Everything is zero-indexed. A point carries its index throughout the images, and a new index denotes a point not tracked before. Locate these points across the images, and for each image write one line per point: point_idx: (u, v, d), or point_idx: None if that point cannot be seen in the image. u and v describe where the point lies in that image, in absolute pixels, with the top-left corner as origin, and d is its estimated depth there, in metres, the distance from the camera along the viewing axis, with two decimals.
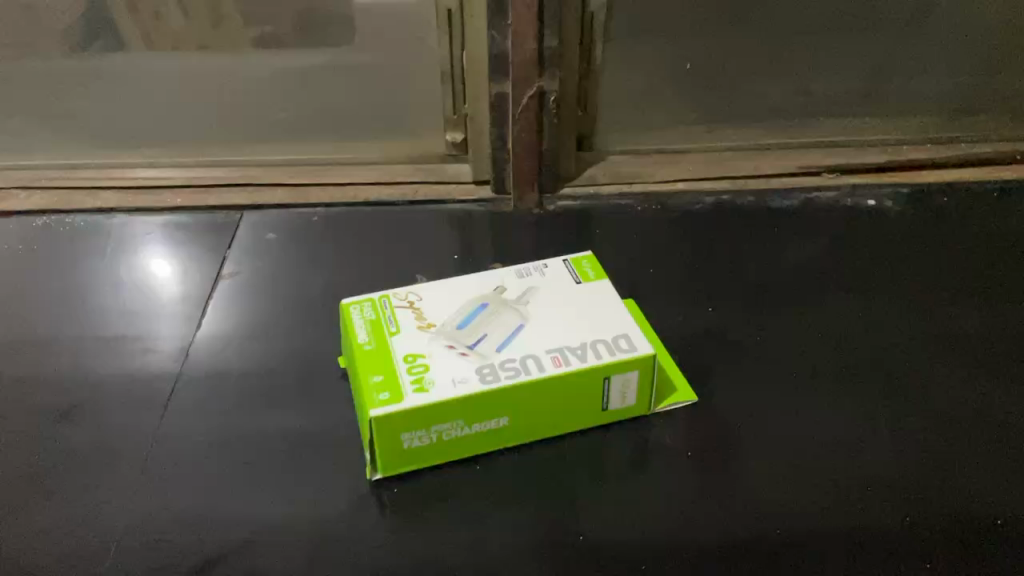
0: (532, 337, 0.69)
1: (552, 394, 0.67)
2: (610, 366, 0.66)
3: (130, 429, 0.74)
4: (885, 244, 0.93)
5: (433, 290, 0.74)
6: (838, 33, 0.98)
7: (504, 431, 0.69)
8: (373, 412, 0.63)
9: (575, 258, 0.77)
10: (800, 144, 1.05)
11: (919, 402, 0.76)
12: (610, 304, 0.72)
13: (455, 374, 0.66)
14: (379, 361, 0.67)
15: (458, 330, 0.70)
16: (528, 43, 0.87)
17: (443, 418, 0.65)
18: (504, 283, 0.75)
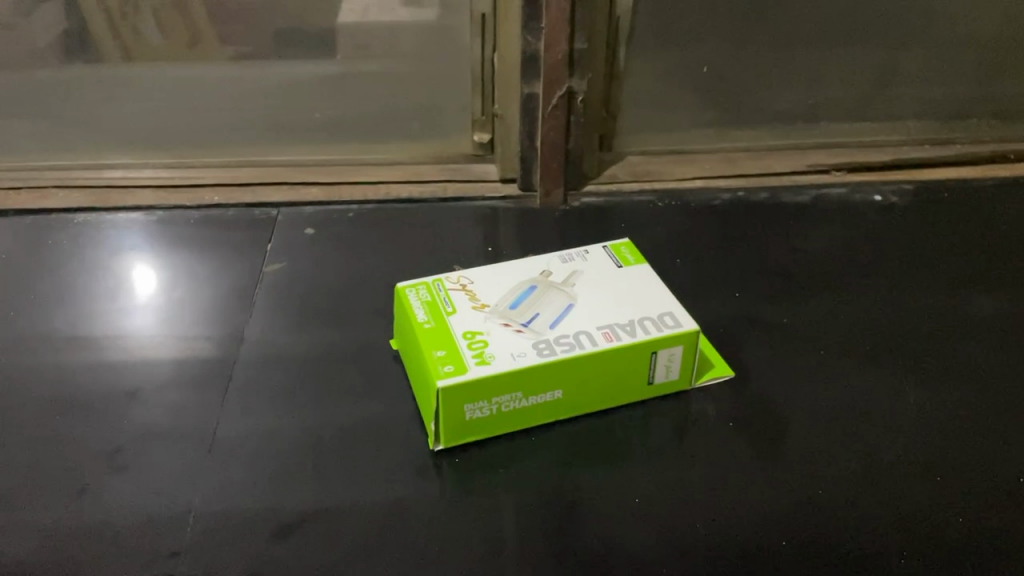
0: (583, 315, 0.73)
1: (604, 368, 0.71)
2: (659, 340, 0.71)
3: (196, 409, 0.77)
4: (894, 235, 0.99)
5: (483, 274, 0.78)
6: (844, 41, 1.04)
7: (557, 403, 0.73)
8: (441, 383, 0.66)
9: (614, 245, 0.83)
10: (807, 145, 1.11)
11: (938, 376, 0.82)
12: (652, 286, 0.77)
13: (513, 348, 0.70)
14: (440, 337, 0.70)
15: (511, 309, 0.74)
16: (560, 45, 0.93)
17: (504, 390, 0.69)
18: (549, 267, 0.79)
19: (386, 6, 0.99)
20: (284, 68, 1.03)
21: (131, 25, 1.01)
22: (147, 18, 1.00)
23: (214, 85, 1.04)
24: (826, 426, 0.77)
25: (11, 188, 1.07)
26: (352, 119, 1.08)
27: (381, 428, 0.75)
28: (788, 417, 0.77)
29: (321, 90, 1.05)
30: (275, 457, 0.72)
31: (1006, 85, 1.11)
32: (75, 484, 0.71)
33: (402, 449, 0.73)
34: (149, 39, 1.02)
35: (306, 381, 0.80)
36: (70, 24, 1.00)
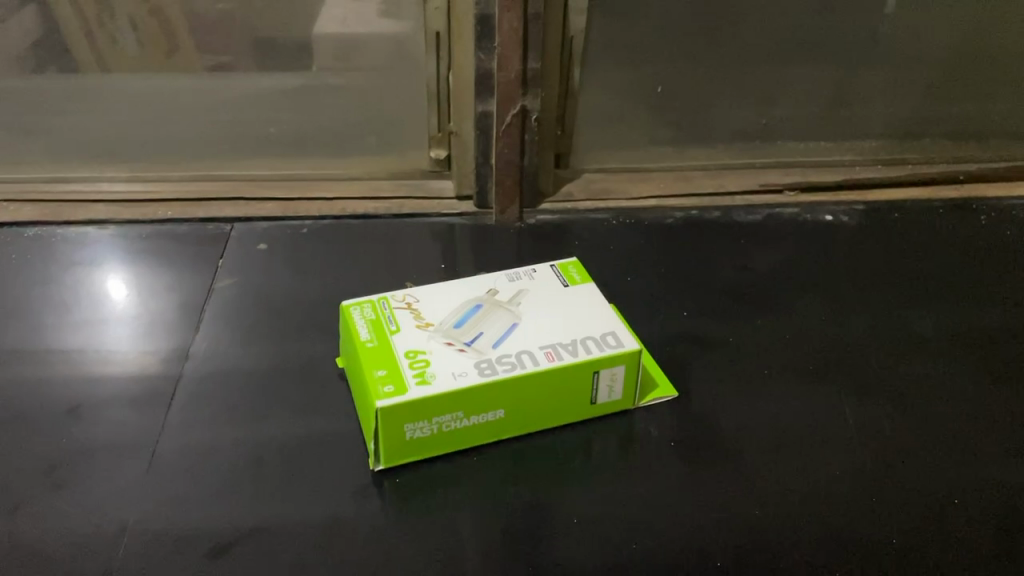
0: (526, 335, 0.73)
1: (546, 387, 0.71)
2: (600, 360, 0.71)
3: (136, 427, 0.77)
4: (844, 253, 1.00)
5: (429, 293, 0.78)
6: (797, 62, 1.06)
7: (500, 422, 0.73)
8: (379, 403, 0.66)
9: (562, 263, 0.83)
10: (762, 164, 1.13)
11: (881, 396, 0.82)
12: (596, 305, 0.77)
13: (454, 368, 0.70)
14: (382, 357, 0.70)
15: (455, 328, 0.74)
16: (513, 63, 0.94)
17: (444, 410, 0.69)
18: (496, 286, 0.79)
19: (341, 23, 0.99)
20: (240, 82, 1.03)
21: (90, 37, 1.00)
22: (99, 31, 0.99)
23: (169, 100, 1.04)
24: (768, 444, 0.77)
25: None
26: (309, 135, 1.08)
27: (323, 446, 0.75)
28: (731, 436, 0.78)
29: (278, 105, 1.05)
30: (215, 476, 0.72)
31: (956, 106, 1.13)
32: (10, 503, 0.70)
33: (343, 468, 0.73)
34: (105, 52, 1.01)
35: (251, 398, 0.80)
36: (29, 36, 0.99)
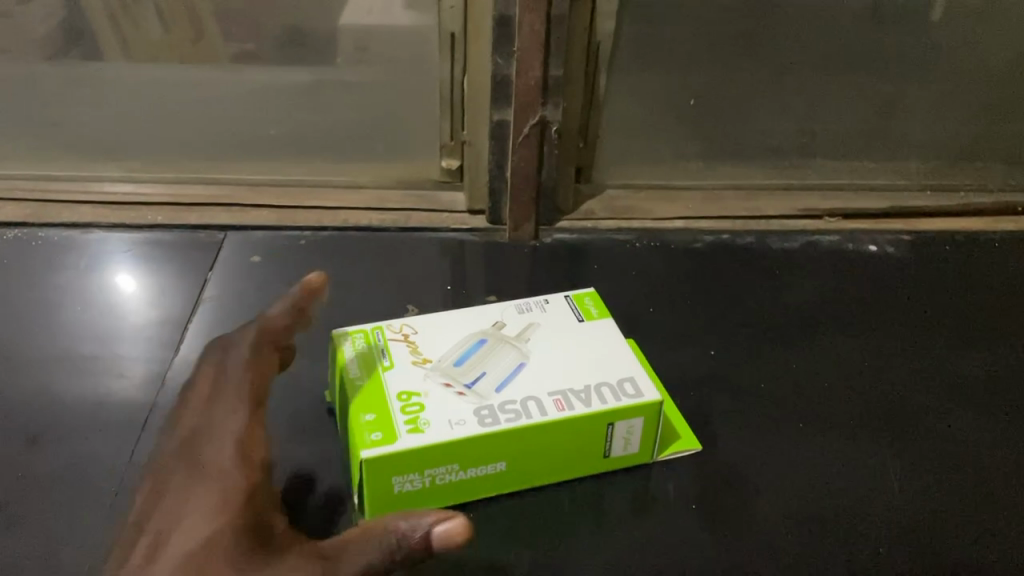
0: (534, 379, 0.66)
1: (553, 438, 0.64)
2: (615, 412, 0.64)
3: (100, 460, 0.70)
4: (890, 289, 0.91)
5: (429, 325, 0.71)
6: (843, 75, 0.97)
7: (501, 475, 0.65)
8: (364, 453, 0.59)
9: (577, 294, 0.76)
10: (799, 186, 1.04)
11: (931, 454, 0.74)
12: (614, 346, 0.69)
13: (451, 415, 0.62)
14: (372, 398, 0.63)
15: (454, 367, 0.67)
16: (533, 71, 0.86)
17: (438, 462, 0.61)
18: (503, 319, 0.72)
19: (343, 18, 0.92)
20: (237, 80, 0.96)
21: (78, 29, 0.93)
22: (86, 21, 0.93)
23: (161, 96, 0.97)
24: (801, 507, 0.69)
25: None
26: (312, 138, 1.01)
27: (304, 494, 0.68)
28: (760, 495, 0.70)
29: (279, 104, 0.98)
30: None
31: (1016, 129, 1.04)
32: None
33: (325, 521, 0.66)
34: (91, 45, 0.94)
35: None
36: (11, 23, 0.93)
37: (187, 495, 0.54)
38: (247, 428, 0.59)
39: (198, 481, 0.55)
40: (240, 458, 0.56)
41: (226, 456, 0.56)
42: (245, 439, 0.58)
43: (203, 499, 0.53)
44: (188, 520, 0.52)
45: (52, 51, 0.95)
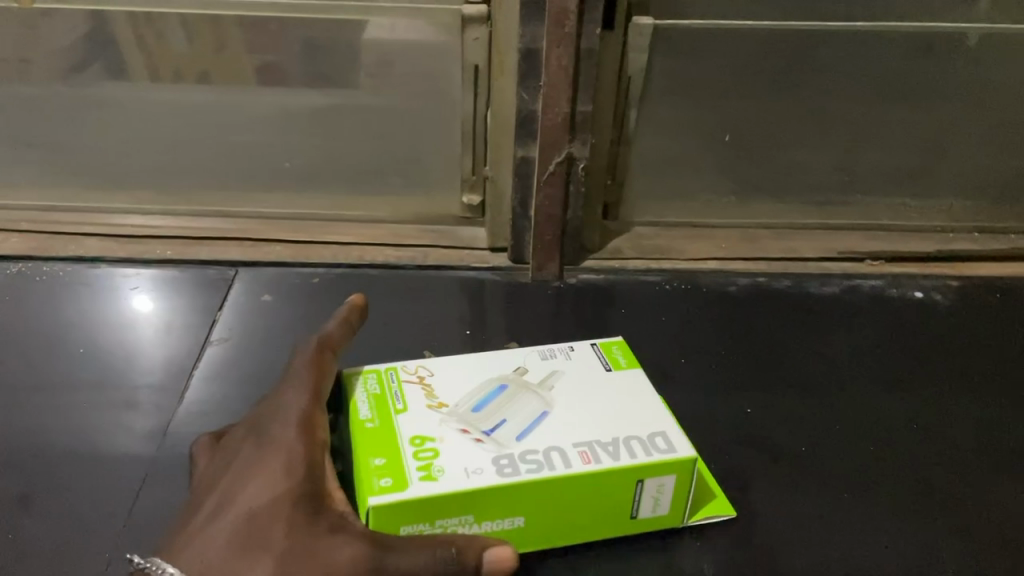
0: (557, 428, 0.61)
1: (578, 491, 0.59)
2: (645, 466, 0.59)
3: (94, 523, 0.66)
4: (940, 342, 0.85)
5: (446, 368, 0.67)
6: (887, 110, 0.92)
7: (519, 531, 0.60)
8: (371, 500, 0.54)
9: (605, 342, 0.71)
10: (838, 227, 1.00)
11: (985, 532, 0.67)
12: (645, 398, 0.65)
13: (467, 462, 0.57)
14: (383, 443, 0.59)
15: (472, 412, 0.62)
16: (560, 107, 0.82)
17: (452, 512, 0.56)
18: (525, 364, 0.68)
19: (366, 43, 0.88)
20: (249, 109, 0.93)
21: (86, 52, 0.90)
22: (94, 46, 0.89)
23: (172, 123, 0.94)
24: None
25: None
26: (330, 171, 0.97)
27: None
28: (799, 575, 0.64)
29: (296, 134, 0.94)
30: None
31: None
32: None
33: None
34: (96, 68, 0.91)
35: None
36: (15, 45, 0.89)
37: (250, 470, 0.52)
38: (307, 405, 0.56)
39: (262, 455, 0.53)
40: (307, 435, 0.54)
41: (294, 428, 0.54)
42: (309, 413, 0.56)
43: (272, 463, 0.51)
44: (248, 499, 0.50)
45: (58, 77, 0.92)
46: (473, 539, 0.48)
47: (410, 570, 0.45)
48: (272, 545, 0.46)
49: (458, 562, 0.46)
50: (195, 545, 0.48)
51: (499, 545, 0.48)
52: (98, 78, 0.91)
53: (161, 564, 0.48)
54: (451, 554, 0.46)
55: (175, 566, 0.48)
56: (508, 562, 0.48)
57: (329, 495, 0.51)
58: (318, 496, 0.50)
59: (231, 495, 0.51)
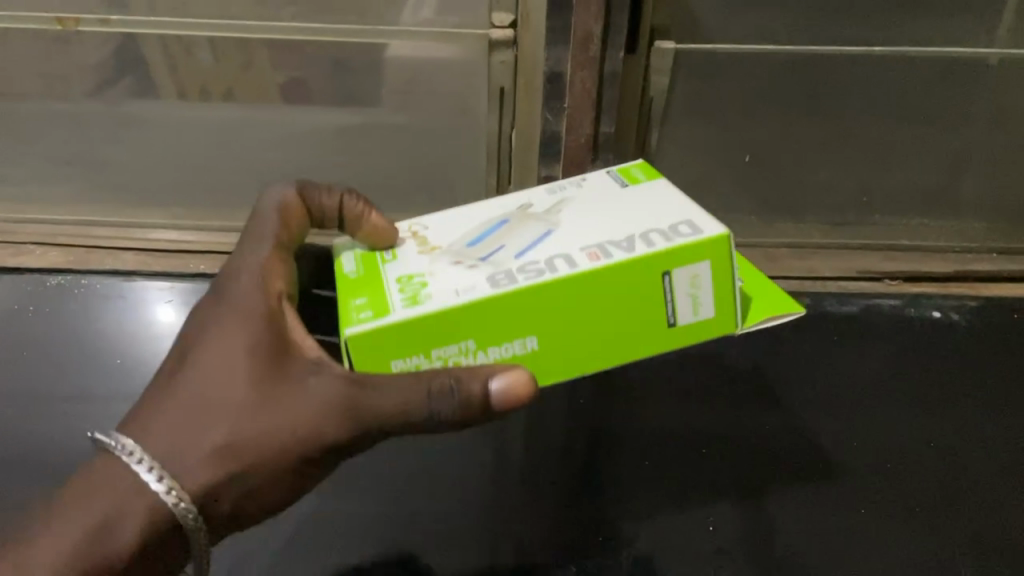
0: (562, 239, 0.57)
1: (592, 301, 0.53)
2: (667, 251, 0.53)
3: None
4: (959, 363, 0.86)
5: (442, 218, 0.65)
6: (907, 131, 0.93)
7: (538, 358, 0.55)
8: (347, 330, 0.52)
9: (620, 168, 0.67)
10: (860, 247, 1.00)
11: (1003, 549, 0.68)
12: (661, 199, 0.60)
13: (459, 284, 0.54)
14: (366, 285, 0.57)
15: (467, 247, 0.59)
16: (583, 128, 0.85)
17: (450, 335, 0.53)
18: (532, 199, 0.64)
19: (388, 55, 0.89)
20: (280, 126, 0.96)
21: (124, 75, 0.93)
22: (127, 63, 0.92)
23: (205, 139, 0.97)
24: None
25: None
26: (359, 188, 1.01)
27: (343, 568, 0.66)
28: None
29: (329, 149, 0.98)
30: None
31: None
32: None
33: None
34: (133, 86, 0.93)
35: None
36: (50, 62, 0.92)
37: (211, 334, 0.57)
38: (261, 277, 0.60)
39: (221, 323, 0.57)
40: (266, 303, 0.58)
41: (252, 298, 0.58)
42: (263, 283, 0.60)
43: (233, 335, 0.56)
44: (212, 370, 0.55)
45: (92, 92, 0.95)
46: (484, 366, 0.52)
47: (387, 409, 0.52)
48: (250, 402, 0.54)
49: (459, 390, 0.51)
50: (165, 418, 0.54)
51: (510, 372, 0.51)
52: (124, 99, 0.95)
53: (127, 441, 0.54)
54: (451, 383, 0.51)
55: (146, 437, 0.54)
56: (518, 390, 0.51)
57: (300, 351, 0.57)
58: (288, 357, 0.56)
59: (192, 363, 0.56)
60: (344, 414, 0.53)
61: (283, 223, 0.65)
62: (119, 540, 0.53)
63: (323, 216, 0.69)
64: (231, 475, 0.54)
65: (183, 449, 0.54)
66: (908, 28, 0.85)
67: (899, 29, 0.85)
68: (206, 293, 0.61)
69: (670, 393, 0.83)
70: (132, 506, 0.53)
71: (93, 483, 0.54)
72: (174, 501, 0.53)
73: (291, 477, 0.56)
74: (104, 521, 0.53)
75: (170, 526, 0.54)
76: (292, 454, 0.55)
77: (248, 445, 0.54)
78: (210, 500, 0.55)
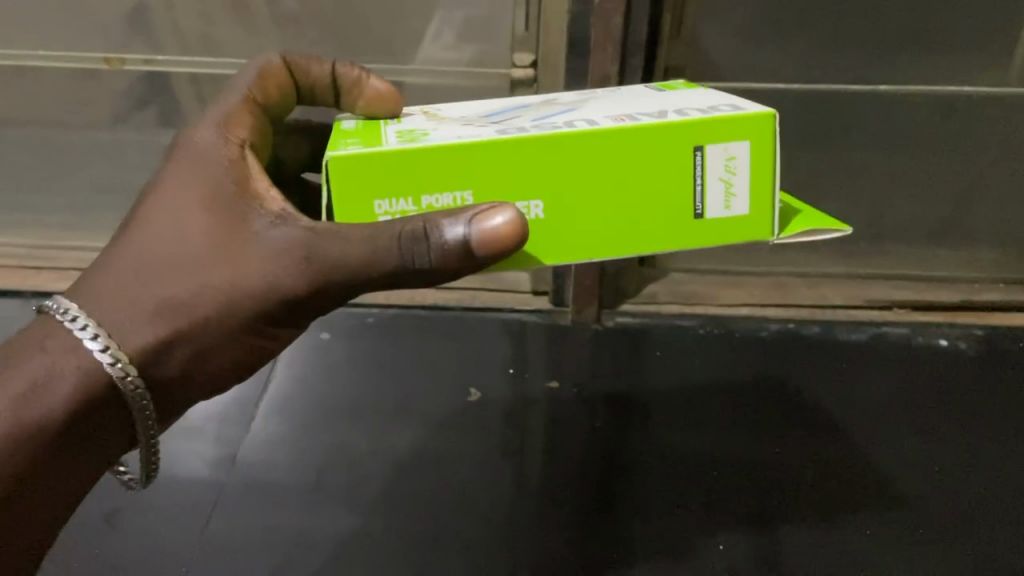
0: (582, 113, 0.52)
1: (611, 156, 0.47)
2: (700, 121, 0.47)
3: (177, 533, 0.73)
4: (965, 390, 0.89)
5: (458, 108, 0.61)
6: (913, 165, 0.96)
7: (543, 221, 0.48)
8: (330, 152, 0.45)
9: (661, 85, 0.63)
10: (869, 275, 1.03)
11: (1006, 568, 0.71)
12: (698, 96, 0.56)
13: (465, 133, 0.48)
14: (365, 135, 0.52)
15: (481, 118, 0.55)
16: None
17: (446, 181, 0.47)
18: (556, 100, 0.60)
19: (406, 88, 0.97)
20: None
21: (152, 102, 1.03)
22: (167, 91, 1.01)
23: None
24: None
25: (44, 271, 1.10)
26: None
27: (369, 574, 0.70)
28: None
29: None
30: None
31: None
32: None
33: None
34: (162, 110, 1.03)
35: (298, 512, 0.75)
36: (87, 90, 1.03)
37: (162, 188, 0.54)
38: (224, 136, 0.57)
39: (174, 176, 0.54)
40: (225, 159, 0.55)
41: (211, 153, 0.55)
42: (225, 140, 0.56)
43: (191, 185, 0.53)
44: (160, 223, 0.52)
45: (121, 112, 1.05)
46: (466, 208, 0.45)
47: (346, 257, 0.46)
48: (199, 252, 0.50)
49: (431, 233, 0.44)
50: (109, 274, 0.51)
51: (501, 210, 0.44)
52: (152, 126, 1.05)
53: (66, 303, 0.51)
54: (423, 225, 0.44)
55: (87, 298, 0.51)
56: (503, 231, 0.43)
57: (260, 198, 0.52)
58: (244, 206, 0.51)
59: (144, 216, 0.53)
60: (301, 265, 0.48)
61: (260, 81, 0.64)
62: (49, 403, 0.50)
63: (309, 85, 0.67)
64: (174, 332, 0.51)
65: (122, 307, 0.51)
66: (919, 70, 0.90)
67: (901, 67, 0.90)
68: (168, 152, 0.57)
69: (683, 414, 0.87)
70: (66, 365, 0.50)
71: (29, 342, 0.51)
72: (111, 360, 0.50)
73: (248, 336, 0.53)
74: (33, 384, 0.50)
75: (109, 387, 0.51)
76: (242, 309, 0.51)
77: (193, 300, 0.50)
78: (152, 361, 0.51)
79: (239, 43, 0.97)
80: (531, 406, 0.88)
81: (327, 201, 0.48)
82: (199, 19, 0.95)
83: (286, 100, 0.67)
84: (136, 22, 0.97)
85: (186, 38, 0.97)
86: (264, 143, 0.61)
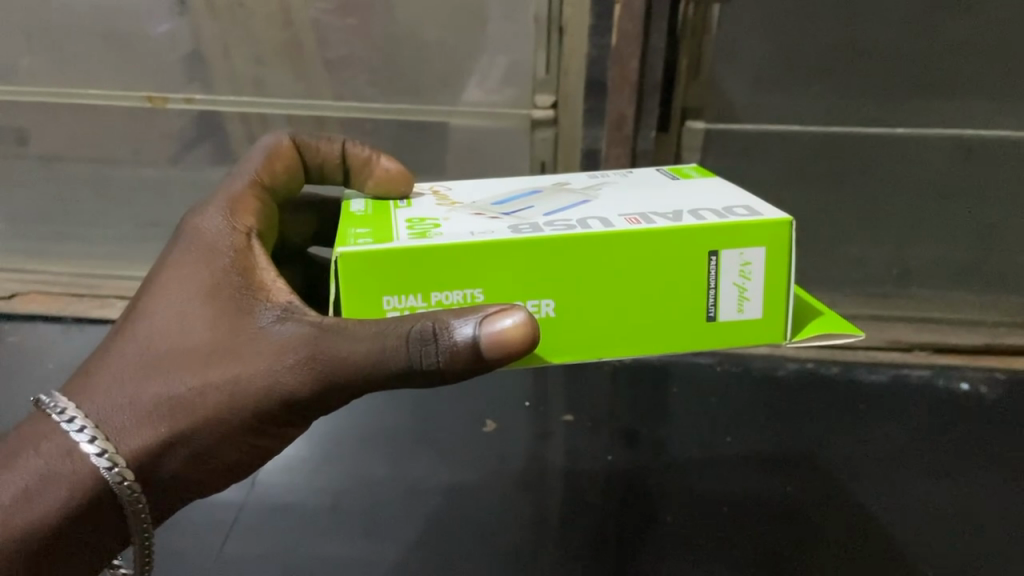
0: (597, 208, 0.54)
1: (626, 261, 0.49)
2: (716, 227, 0.48)
3: (195, 551, 0.76)
4: (984, 432, 0.88)
5: (469, 187, 0.65)
6: (933, 207, 0.97)
7: (552, 320, 0.50)
8: (338, 249, 0.47)
9: (674, 169, 0.67)
10: (892, 317, 1.03)
11: None
12: (713, 188, 0.58)
13: (476, 229, 0.50)
14: (376, 224, 0.54)
15: (491, 206, 0.58)
16: None
17: (457, 280, 0.48)
18: (569, 183, 0.64)
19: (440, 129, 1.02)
20: None
21: (205, 142, 1.09)
22: (215, 132, 1.07)
23: None
24: None
25: (95, 299, 1.16)
26: None
27: None
28: None
29: None
30: None
31: None
32: None
33: None
34: (210, 150, 1.09)
35: (312, 533, 0.77)
36: (139, 130, 1.09)
37: (165, 284, 0.55)
38: (230, 226, 0.59)
39: (177, 271, 0.55)
40: (230, 250, 0.56)
41: (217, 243, 0.57)
42: (231, 230, 0.58)
43: (193, 283, 0.54)
44: (163, 322, 0.53)
45: (173, 151, 1.10)
46: (477, 309, 0.46)
47: (352, 356, 0.47)
48: (200, 351, 0.51)
49: (439, 337, 0.46)
50: (107, 377, 0.52)
51: (512, 316, 0.45)
52: (201, 163, 1.10)
53: (64, 402, 0.53)
54: (432, 328, 0.46)
55: (83, 398, 0.53)
56: (513, 334, 0.45)
57: (265, 292, 0.53)
58: (250, 299, 0.53)
59: (145, 315, 0.54)
60: (305, 364, 0.49)
61: (268, 163, 0.68)
62: (40, 509, 0.51)
63: (319, 162, 0.73)
64: (170, 432, 0.52)
65: (121, 407, 0.52)
66: (936, 113, 0.91)
67: (918, 112, 0.91)
68: (173, 241, 0.59)
69: (696, 450, 0.87)
70: (60, 469, 0.52)
71: (24, 442, 0.53)
72: (107, 465, 0.51)
73: (246, 437, 0.53)
74: (27, 489, 0.51)
75: (104, 490, 0.52)
76: (241, 406, 0.51)
77: (191, 399, 0.51)
78: (149, 462, 0.52)
79: (283, 84, 1.01)
80: (548, 439, 0.89)
81: (337, 295, 0.50)
82: (241, 62, 1.00)
83: (292, 179, 0.71)
84: (191, 66, 1.02)
85: (235, 81, 1.02)
86: (269, 226, 0.64)
